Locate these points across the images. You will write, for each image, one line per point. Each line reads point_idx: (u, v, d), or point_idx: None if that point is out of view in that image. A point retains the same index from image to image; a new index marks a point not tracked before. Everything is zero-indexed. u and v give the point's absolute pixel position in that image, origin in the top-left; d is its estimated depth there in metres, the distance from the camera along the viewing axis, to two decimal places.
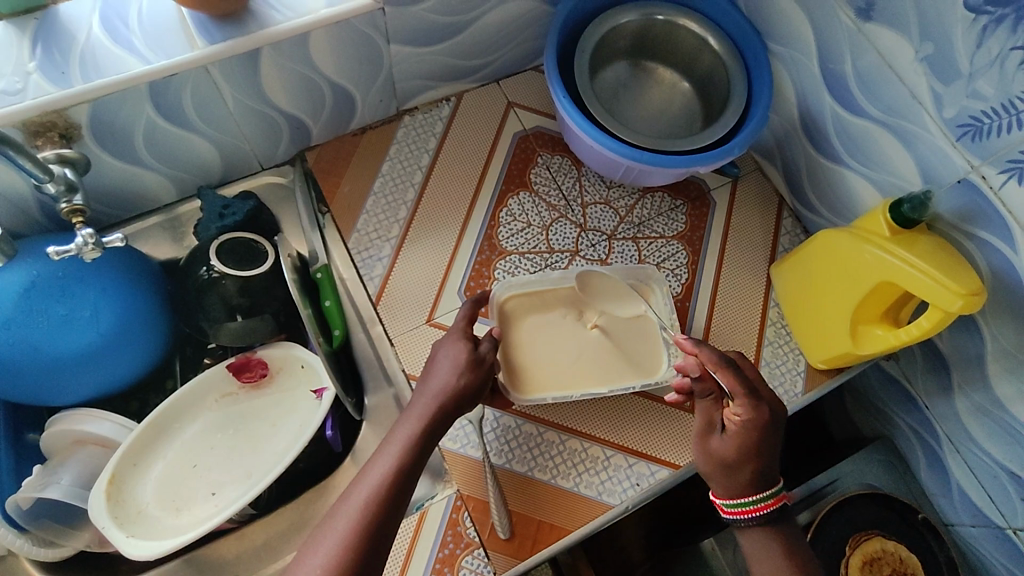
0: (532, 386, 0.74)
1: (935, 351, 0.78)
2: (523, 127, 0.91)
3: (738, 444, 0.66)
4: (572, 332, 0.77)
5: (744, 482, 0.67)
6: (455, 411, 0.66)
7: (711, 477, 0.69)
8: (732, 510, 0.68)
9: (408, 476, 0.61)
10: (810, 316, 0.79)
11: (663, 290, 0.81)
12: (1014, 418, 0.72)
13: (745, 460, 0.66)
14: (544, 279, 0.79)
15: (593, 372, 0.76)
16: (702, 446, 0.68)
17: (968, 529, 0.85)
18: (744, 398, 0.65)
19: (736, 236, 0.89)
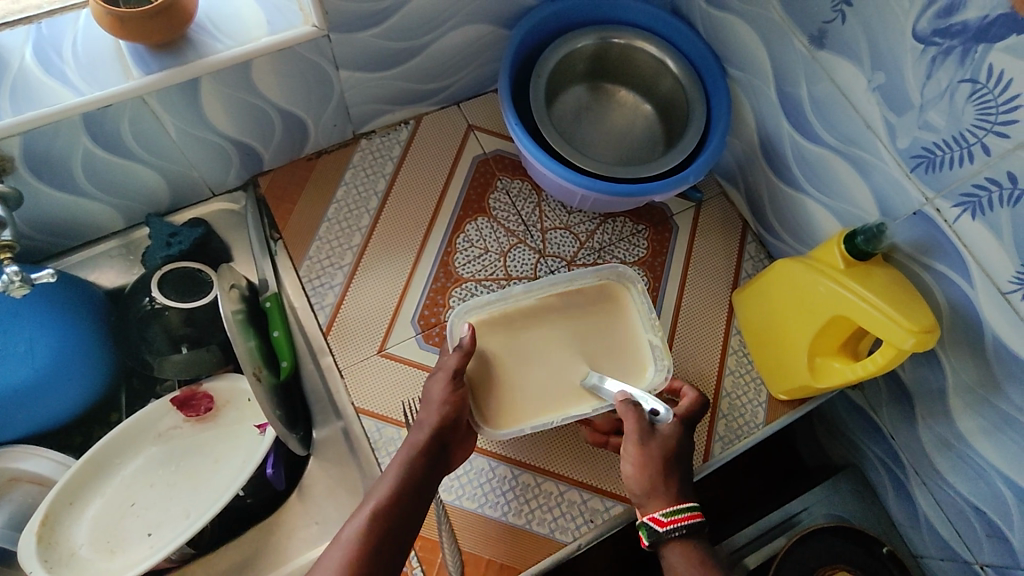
0: (505, 417, 0.69)
1: (899, 382, 0.76)
2: (483, 151, 0.90)
3: (670, 448, 0.65)
4: (539, 351, 0.72)
5: (672, 488, 0.64)
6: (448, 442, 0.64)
7: (641, 486, 0.65)
8: (671, 518, 0.63)
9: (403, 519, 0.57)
10: (769, 345, 0.77)
11: (638, 287, 0.76)
12: (978, 454, 0.69)
13: (672, 465, 0.64)
14: (508, 297, 0.74)
15: (567, 391, 0.70)
16: (639, 451, 0.64)
17: (935, 562, 0.82)
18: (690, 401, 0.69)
19: (698, 263, 0.87)
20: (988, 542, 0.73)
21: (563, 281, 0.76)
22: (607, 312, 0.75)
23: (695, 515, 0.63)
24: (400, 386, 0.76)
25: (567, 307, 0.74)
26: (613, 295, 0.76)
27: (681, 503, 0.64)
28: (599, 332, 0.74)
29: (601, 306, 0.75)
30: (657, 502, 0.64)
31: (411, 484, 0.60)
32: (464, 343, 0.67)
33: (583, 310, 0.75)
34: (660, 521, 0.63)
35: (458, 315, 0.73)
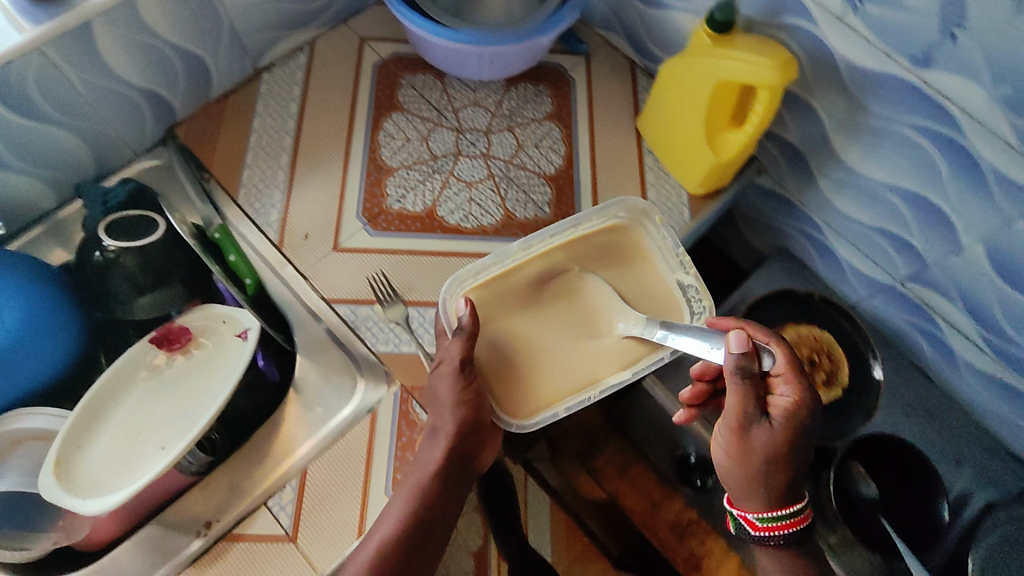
0: (532, 405, 0.72)
1: (791, 147, 0.86)
2: (380, 56, 0.95)
3: (779, 443, 0.62)
4: (560, 321, 0.76)
5: (773, 491, 0.64)
6: (462, 449, 0.67)
7: (738, 479, 0.65)
8: (768, 526, 0.65)
9: (419, 529, 0.63)
10: (677, 148, 0.86)
11: (655, 220, 0.80)
12: (866, 178, 0.80)
13: (776, 462, 0.62)
14: (507, 257, 0.77)
15: (602, 356, 0.74)
16: (737, 438, 0.63)
17: (869, 301, 0.92)
18: (791, 373, 0.63)
19: (601, 103, 0.94)
20: (898, 258, 0.84)
21: (577, 222, 0.79)
22: (628, 255, 0.79)
23: (800, 522, 0.65)
24: (361, 270, 0.81)
25: (574, 260, 0.78)
26: (630, 231, 0.80)
27: (783, 508, 0.65)
28: (622, 272, 0.79)
29: (617, 255, 0.79)
30: (752, 502, 0.65)
31: (429, 496, 0.65)
32: (465, 325, 0.69)
33: (604, 247, 0.79)
34: (754, 524, 0.66)
35: (452, 288, 0.75)
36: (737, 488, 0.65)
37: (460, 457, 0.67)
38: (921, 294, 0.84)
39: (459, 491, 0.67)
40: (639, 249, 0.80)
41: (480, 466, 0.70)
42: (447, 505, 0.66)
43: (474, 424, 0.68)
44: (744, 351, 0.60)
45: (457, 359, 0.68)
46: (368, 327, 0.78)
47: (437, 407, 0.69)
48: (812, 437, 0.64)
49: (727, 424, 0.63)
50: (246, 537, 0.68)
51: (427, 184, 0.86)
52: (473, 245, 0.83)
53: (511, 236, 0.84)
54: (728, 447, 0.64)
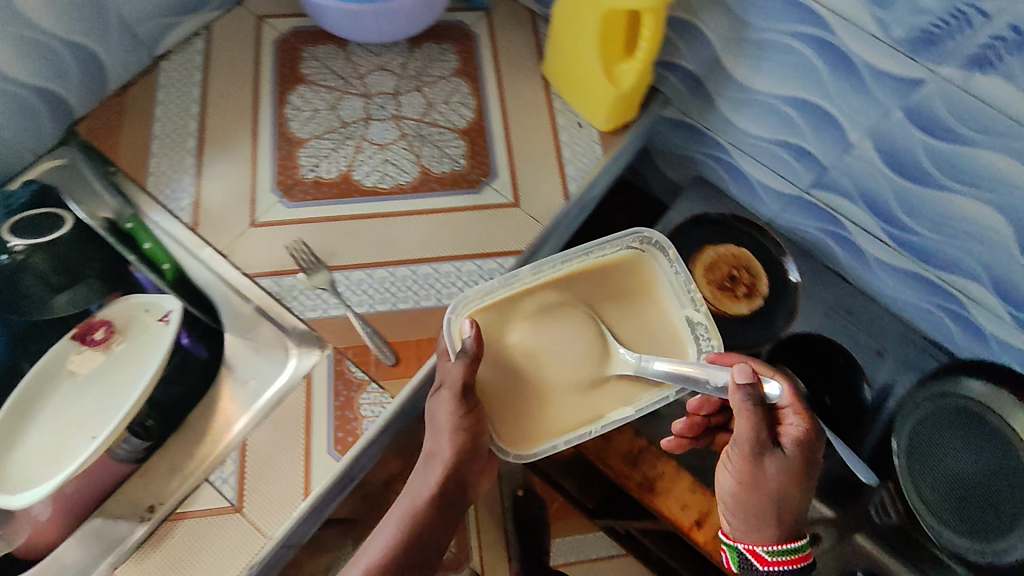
0: (535, 434, 0.74)
1: (690, 74, 0.89)
2: (279, 32, 0.94)
3: (789, 472, 0.71)
4: (570, 344, 0.77)
5: (781, 532, 0.74)
6: (458, 476, 0.72)
7: (747, 507, 0.74)
8: (777, 559, 0.75)
9: (412, 552, 0.68)
10: (579, 88, 0.87)
11: (670, 255, 0.83)
12: (760, 93, 0.83)
13: (785, 493, 0.72)
14: (516, 281, 0.78)
15: (608, 390, 0.77)
16: (748, 467, 0.72)
17: (782, 216, 0.98)
18: (798, 407, 0.72)
19: (505, 55, 0.95)
20: (800, 167, 0.89)
21: (590, 249, 0.81)
22: (636, 282, 0.82)
23: (801, 558, 0.75)
24: (282, 241, 0.80)
25: (579, 287, 0.80)
26: (640, 260, 0.83)
27: (789, 543, 0.75)
28: (632, 299, 0.81)
29: (624, 284, 0.82)
30: (759, 529, 0.75)
31: (420, 521, 0.69)
32: (469, 349, 0.69)
33: (615, 277, 0.82)
34: (763, 558, 0.76)
35: (458, 308, 0.75)
36: (744, 512, 0.74)
37: (455, 483, 0.71)
38: (822, 197, 0.90)
39: (453, 519, 0.72)
40: (652, 279, 0.83)
41: (471, 489, 0.74)
42: (440, 531, 0.70)
43: (471, 450, 0.71)
44: (750, 379, 0.69)
45: (457, 382, 0.69)
46: (295, 295, 0.77)
47: (433, 431, 0.71)
48: (815, 469, 0.73)
49: (740, 451, 0.72)
50: (189, 514, 0.68)
51: (340, 151, 0.86)
52: (392, 205, 0.83)
53: (430, 190, 0.84)
54: (740, 472, 0.73)
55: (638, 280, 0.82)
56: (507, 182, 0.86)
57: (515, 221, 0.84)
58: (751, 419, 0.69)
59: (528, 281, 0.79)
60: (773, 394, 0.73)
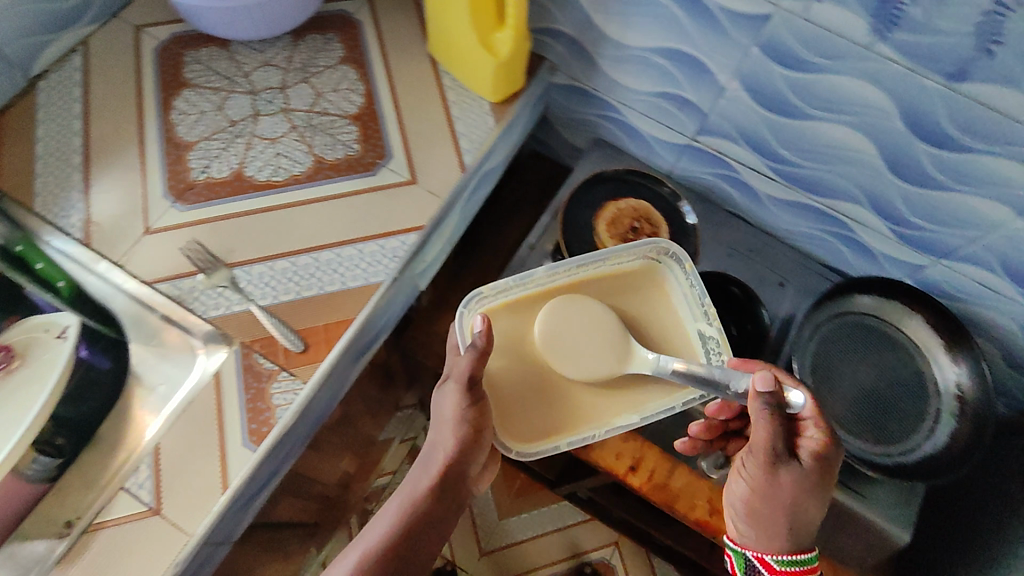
0: (545, 433, 0.76)
1: (570, 38, 0.91)
2: (159, 40, 0.93)
3: (804, 487, 0.65)
4: (590, 343, 0.76)
5: (792, 541, 0.68)
6: (459, 468, 0.69)
7: (757, 514, 0.68)
8: (786, 569, 0.69)
9: (402, 551, 0.63)
10: (462, 63, 0.88)
11: (687, 266, 0.82)
12: (635, 48, 0.86)
13: (797, 505, 0.66)
14: (532, 282, 0.82)
15: (619, 397, 0.78)
16: (762, 473, 0.66)
17: (679, 167, 1.02)
18: (820, 418, 0.65)
19: (390, 39, 0.95)
20: (684, 116, 0.93)
21: (608, 256, 0.83)
22: (650, 291, 0.83)
23: (812, 571, 0.69)
24: (178, 245, 0.80)
25: (594, 288, 0.82)
26: (652, 269, 0.83)
27: (802, 554, 0.69)
28: (646, 306, 0.82)
29: (639, 290, 0.83)
30: (769, 540, 0.69)
31: (416, 518, 0.66)
32: (477, 343, 0.70)
33: (628, 282, 0.83)
34: (771, 566, 0.70)
35: (472, 304, 0.79)
36: (752, 520, 0.70)
37: (454, 473, 0.69)
38: (710, 143, 0.94)
39: (449, 518, 0.68)
40: (666, 288, 0.83)
41: (469, 486, 0.71)
42: (434, 532, 0.66)
43: (474, 444, 0.70)
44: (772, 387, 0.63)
45: (463, 375, 0.71)
46: (196, 297, 0.77)
47: (438, 424, 0.71)
48: (834, 483, 0.67)
49: (754, 461, 0.66)
50: (109, 524, 0.68)
51: (231, 149, 0.86)
52: (288, 197, 0.83)
53: (326, 178, 0.85)
54: (754, 482, 0.68)
55: (652, 288, 0.83)
56: (402, 160, 0.87)
57: (413, 198, 0.85)
58: (768, 429, 0.64)
59: (543, 282, 0.82)
60: (795, 403, 0.67)
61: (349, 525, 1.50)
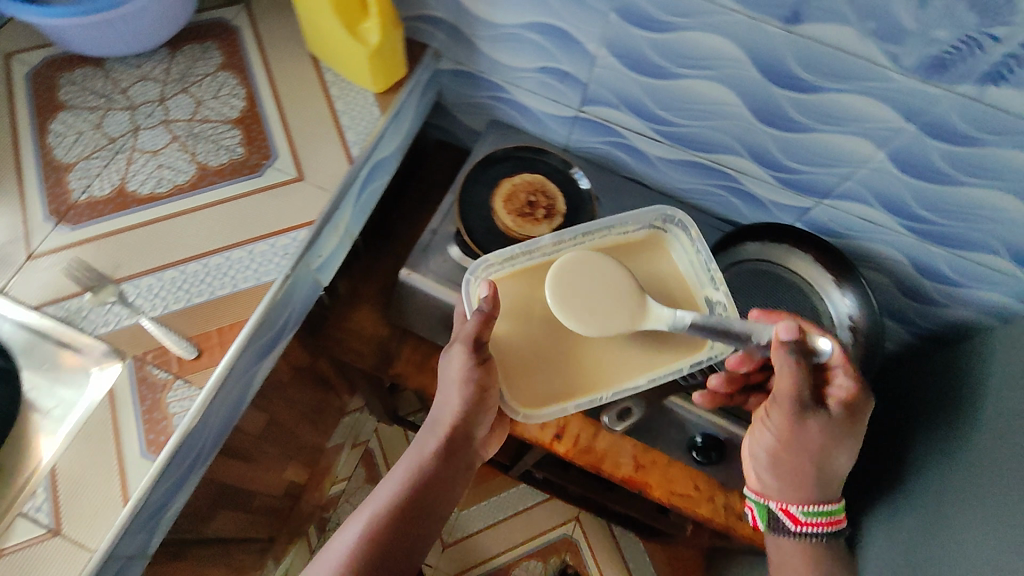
0: (556, 397, 0.80)
1: (445, 23, 0.91)
2: (31, 66, 0.92)
3: (829, 433, 0.74)
4: (608, 303, 0.79)
5: (814, 487, 0.78)
6: (465, 430, 0.79)
7: (783, 462, 0.78)
8: (811, 520, 0.79)
9: (417, 499, 0.75)
10: (339, 58, 0.88)
11: (693, 234, 0.87)
12: (506, 26, 0.87)
13: (821, 452, 0.76)
14: (538, 251, 0.86)
15: (634, 360, 0.82)
16: (790, 425, 0.75)
17: (574, 139, 1.04)
18: (847, 368, 0.74)
19: (269, 41, 0.95)
20: (566, 89, 0.94)
21: (615, 224, 0.88)
22: (651, 257, 0.89)
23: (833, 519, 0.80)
24: (62, 267, 0.79)
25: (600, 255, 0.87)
26: (655, 239, 0.90)
27: (828, 505, 0.79)
28: (648, 272, 0.88)
29: (643, 257, 0.88)
30: (794, 489, 0.79)
31: (427, 472, 0.77)
32: (482, 307, 0.75)
33: (630, 251, 0.89)
34: (793, 517, 0.80)
35: (480, 270, 0.84)
36: (774, 465, 0.79)
37: (460, 437, 0.79)
38: (595, 112, 0.96)
39: (456, 469, 0.79)
40: (669, 256, 0.89)
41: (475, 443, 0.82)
42: (443, 487, 0.77)
43: (476, 405, 0.78)
44: (796, 335, 0.70)
45: (469, 337, 0.75)
46: (84, 315, 0.77)
47: (444, 386, 0.79)
48: (859, 428, 0.76)
49: (780, 412, 0.75)
50: (7, 551, 0.67)
51: (112, 166, 0.85)
52: (174, 206, 0.83)
53: (212, 184, 0.85)
54: (778, 433, 0.77)
55: (655, 255, 0.89)
56: (287, 159, 0.87)
57: (302, 195, 0.85)
58: (795, 379, 0.71)
59: (550, 250, 0.87)
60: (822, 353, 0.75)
61: (309, 536, 1.50)
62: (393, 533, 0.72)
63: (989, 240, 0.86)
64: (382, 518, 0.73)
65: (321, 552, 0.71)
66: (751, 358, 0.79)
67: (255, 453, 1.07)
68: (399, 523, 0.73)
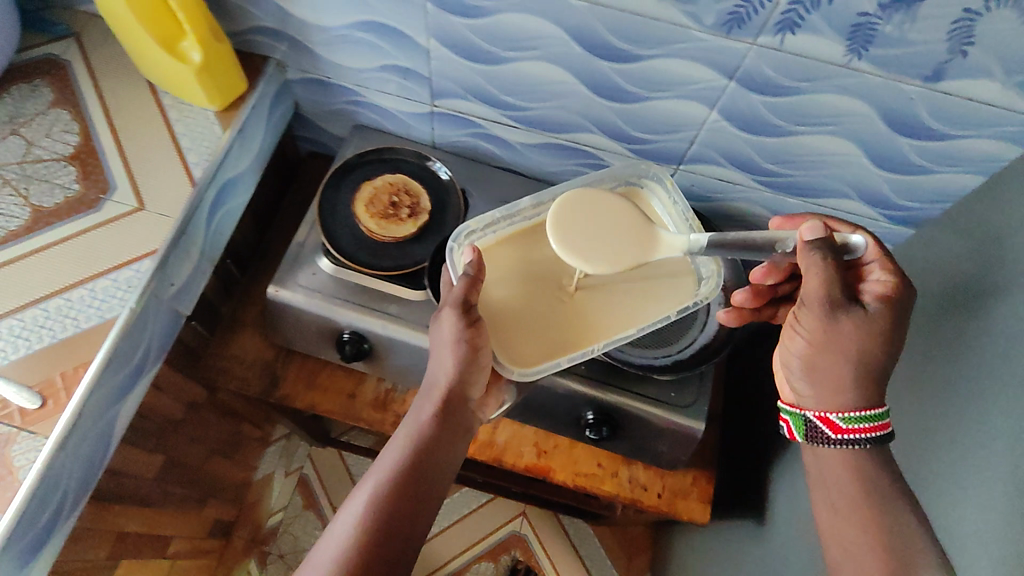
0: (546, 354, 0.79)
1: (280, 33, 0.90)
2: None
3: (874, 329, 0.66)
4: (616, 233, 0.75)
5: (863, 394, 0.66)
6: (461, 391, 0.73)
7: (821, 369, 0.67)
8: (851, 427, 0.65)
9: (421, 470, 0.68)
10: (172, 81, 0.86)
11: (669, 185, 0.86)
12: (339, 29, 0.86)
13: (867, 354, 0.65)
14: (518, 215, 0.87)
15: (623, 312, 0.82)
16: (825, 322, 0.66)
17: (439, 135, 1.03)
18: (884, 261, 0.71)
19: (104, 74, 0.92)
20: (415, 86, 0.93)
21: (600, 179, 0.86)
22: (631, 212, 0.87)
23: (881, 428, 0.65)
24: None
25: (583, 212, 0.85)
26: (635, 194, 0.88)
27: (872, 409, 0.65)
28: None
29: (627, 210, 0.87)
30: (835, 395, 0.67)
31: (426, 440, 0.70)
32: (468, 270, 0.75)
33: None
34: (834, 428, 0.67)
35: (461, 240, 0.84)
36: (811, 376, 0.69)
37: (457, 399, 0.73)
38: (448, 106, 0.95)
39: (458, 435, 0.73)
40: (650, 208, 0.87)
41: (476, 403, 0.76)
42: (445, 454, 0.71)
43: (471, 363, 0.72)
44: (823, 232, 0.67)
45: (458, 300, 0.73)
46: None
47: (437, 348, 0.74)
48: (905, 331, 0.68)
49: (809, 310, 0.67)
50: None
51: None
52: (7, 254, 0.79)
53: (49, 226, 0.81)
54: (811, 335, 0.68)
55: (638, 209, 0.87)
56: (128, 190, 0.85)
57: (143, 226, 0.83)
58: (824, 270, 0.66)
59: (529, 214, 0.87)
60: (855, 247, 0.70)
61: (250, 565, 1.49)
62: (398, 510, 0.65)
63: (835, 184, 0.88)
64: (382, 496, 0.65)
65: (317, 545, 0.63)
66: (778, 269, 0.78)
67: (155, 497, 1.03)
68: (404, 498, 0.65)
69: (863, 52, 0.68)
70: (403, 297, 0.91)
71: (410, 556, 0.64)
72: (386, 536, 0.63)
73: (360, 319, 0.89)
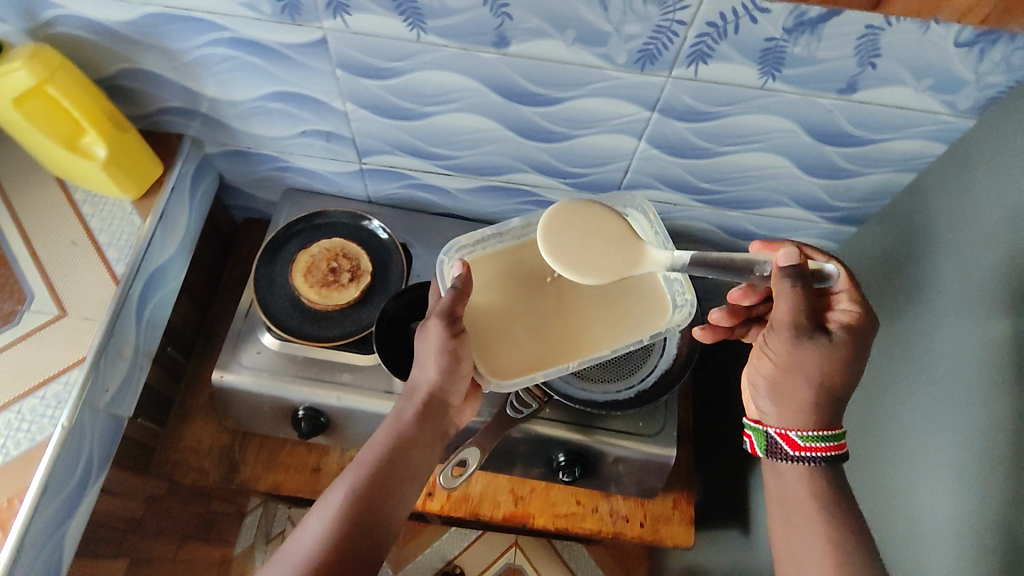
0: (527, 364, 0.78)
1: (191, 111, 0.86)
2: None
3: (836, 358, 0.63)
4: (598, 245, 0.72)
5: (824, 419, 0.64)
6: (442, 400, 0.72)
7: (779, 389, 0.66)
8: (809, 445, 0.64)
9: (397, 473, 0.67)
10: (82, 178, 0.82)
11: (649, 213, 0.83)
12: (251, 102, 0.83)
13: (828, 383, 0.63)
14: (508, 235, 0.85)
15: (596, 337, 0.79)
16: (791, 351, 0.64)
17: (372, 189, 1.00)
18: (851, 289, 0.67)
19: (7, 175, 0.87)
20: (340, 147, 0.91)
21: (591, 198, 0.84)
22: None
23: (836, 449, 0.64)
24: None
25: None
26: None
27: (830, 429, 0.64)
28: None
29: None
30: (796, 414, 0.65)
31: (405, 441, 0.69)
32: (456, 282, 0.72)
33: None
34: (794, 445, 0.65)
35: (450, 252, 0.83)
36: (773, 396, 0.67)
37: (437, 405, 0.72)
38: (376, 161, 0.93)
39: (436, 441, 0.72)
40: None
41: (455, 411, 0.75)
42: (421, 457, 0.69)
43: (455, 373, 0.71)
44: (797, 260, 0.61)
45: (444, 313, 0.71)
46: None
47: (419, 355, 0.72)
48: (864, 363, 0.65)
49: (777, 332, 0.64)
50: None
51: None
52: None
53: None
54: (778, 358, 0.65)
55: None
56: (46, 299, 0.80)
57: (67, 335, 0.78)
58: (796, 298, 0.61)
59: (518, 233, 0.85)
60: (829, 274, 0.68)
61: None
62: (370, 514, 0.63)
63: (773, 195, 0.88)
64: (357, 496, 0.63)
65: (287, 543, 0.61)
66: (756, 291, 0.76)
67: None
68: (378, 501, 0.64)
69: (777, 74, 0.68)
70: (354, 364, 0.88)
71: (378, 557, 0.63)
72: (358, 538, 0.61)
73: (313, 394, 0.87)
